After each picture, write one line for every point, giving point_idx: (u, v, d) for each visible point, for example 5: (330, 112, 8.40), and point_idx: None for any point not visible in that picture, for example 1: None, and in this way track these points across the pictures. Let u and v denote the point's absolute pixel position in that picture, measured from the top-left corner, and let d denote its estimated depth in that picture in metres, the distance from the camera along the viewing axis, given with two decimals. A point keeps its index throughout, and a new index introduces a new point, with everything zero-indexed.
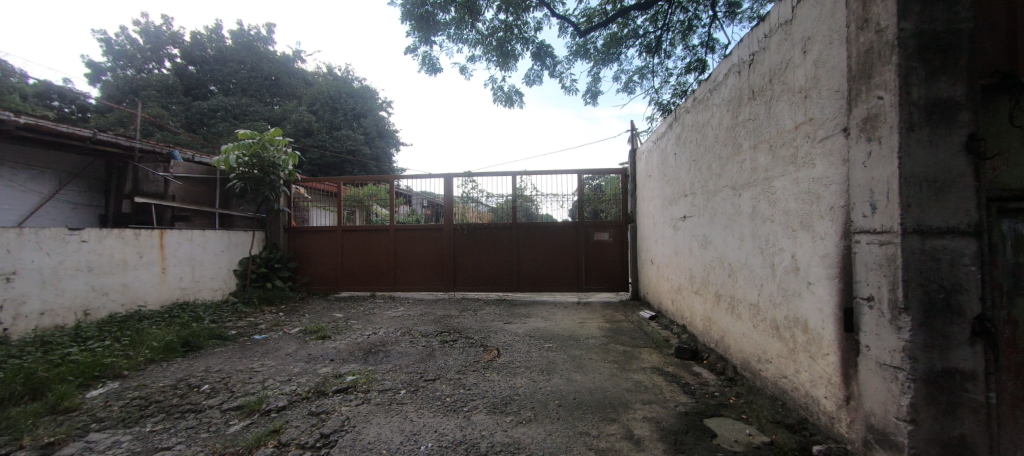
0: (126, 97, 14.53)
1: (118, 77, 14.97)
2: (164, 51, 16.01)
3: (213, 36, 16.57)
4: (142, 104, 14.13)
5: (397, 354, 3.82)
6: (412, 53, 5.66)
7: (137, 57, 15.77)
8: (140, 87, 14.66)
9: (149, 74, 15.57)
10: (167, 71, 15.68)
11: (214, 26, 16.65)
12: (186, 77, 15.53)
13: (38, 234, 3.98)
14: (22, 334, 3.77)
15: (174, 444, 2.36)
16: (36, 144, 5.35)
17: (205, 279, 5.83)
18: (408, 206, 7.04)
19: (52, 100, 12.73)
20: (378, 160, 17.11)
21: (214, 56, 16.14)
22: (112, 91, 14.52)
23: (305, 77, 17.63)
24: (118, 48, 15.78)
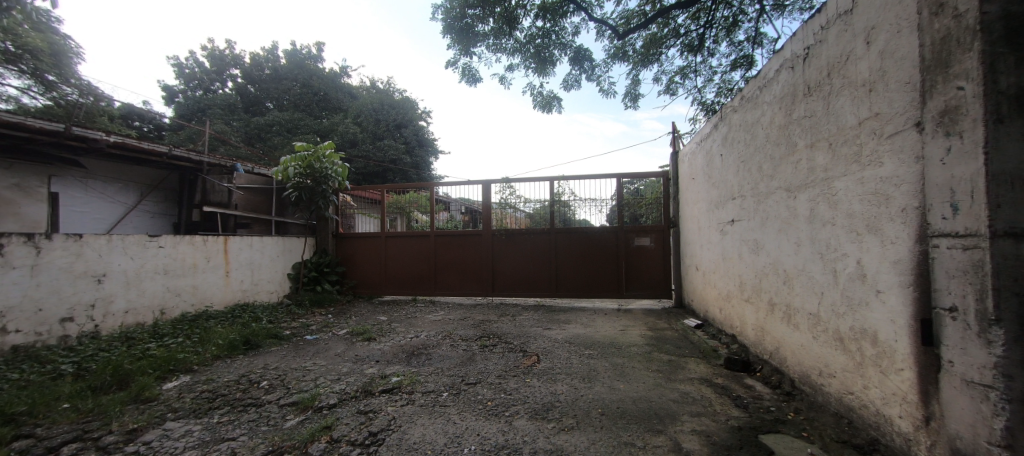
0: (195, 115, 16.01)
1: (189, 98, 16.55)
2: (227, 73, 17.43)
3: (270, 56, 17.86)
4: (208, 122, 15.50)
5: (440, 357, 3.89)
6: (452, 66, 5.81)
7: (204, 78, 17.31)
8: (207, 106, 16.10)
9: (214, 94, 17.03)
10: (230, 91, 17.09)
11: (269, 47, 17.92)
12: (245, 96, 16.84)
13: (125, 241, 4.42)
14: (111, 330, 4.20)
15: (238, 435, 2.53)
16: (123, 160, 5.97)
17: (263, 282, 6.25)
18: (448, 212, 7.18)
19: (135, 120, 14.26)
20: (417, 168, 17.71)
21: (270, 75, 17.37)
22: (184, 110, 16.07)
23: (351, 91, 18.59)
24: (188, 71, 17.37)
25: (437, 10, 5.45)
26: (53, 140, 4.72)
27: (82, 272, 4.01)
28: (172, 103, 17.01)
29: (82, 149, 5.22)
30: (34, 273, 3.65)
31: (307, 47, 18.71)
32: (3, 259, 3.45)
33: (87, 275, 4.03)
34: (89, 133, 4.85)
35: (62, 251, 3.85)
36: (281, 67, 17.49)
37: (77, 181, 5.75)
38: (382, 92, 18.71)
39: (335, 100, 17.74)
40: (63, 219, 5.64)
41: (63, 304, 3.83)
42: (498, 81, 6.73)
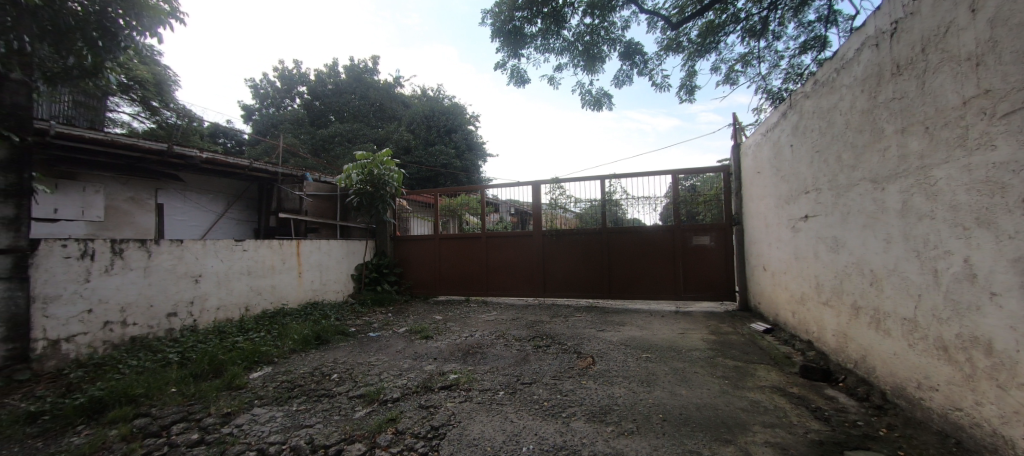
0: (270, 130, 17.69)
1: (265, 115, 18.32)
2: (295, 90, 18.98)
3: (331, 72, 19.22)
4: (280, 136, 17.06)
5: (495, 356, 3.95)
6: (502, 69, 5.89)
7: (276, 96, 19.05)
8: (278, 122, 17.71)
9: (284, 110, 18.67)
10: (298, 107, 18.65)
11: (331, 63, 19.27)
12: (311, 110, 18.25)
13: (216, 245, 4.95)
14: (206, 324, 4.73)
15: (314, 423, 2.75)
16: (214, 173, 6.70)
17: (330, 283, 6.72)
18: (497, 213, 7.31)
19: (221, 138, 16.05)
20: (467, 171, 18.19)
21: (332, 90, 18.69)
22: (261, 127, 17.83)
23: (403, 100, 19.50)
24: (263, 91, 19.20)
25: (486, 16, 5.58)
26: (159, 158, 5.41)
27: (183, 273, 4.54)
28: (250, 121, 18.91)
29: (181, 165, 5.93)
30: (147, 274, 4.19)
31: (363, 61, 19.88)
32: (124, 262, 4.00)
33: (187, 276, 4.57)
34: (186, 151, 5.50)
35: (167, 254, 4.39)
36: (342, 81, 18.73)
37: (177, 193, 6.50)
38: (432, 100, 19.42)
39: (390, 109, 18.71)
40: (168, 227, 6.39)
41: (168, 301, 4.37)
42: (548, 81, 6.73)
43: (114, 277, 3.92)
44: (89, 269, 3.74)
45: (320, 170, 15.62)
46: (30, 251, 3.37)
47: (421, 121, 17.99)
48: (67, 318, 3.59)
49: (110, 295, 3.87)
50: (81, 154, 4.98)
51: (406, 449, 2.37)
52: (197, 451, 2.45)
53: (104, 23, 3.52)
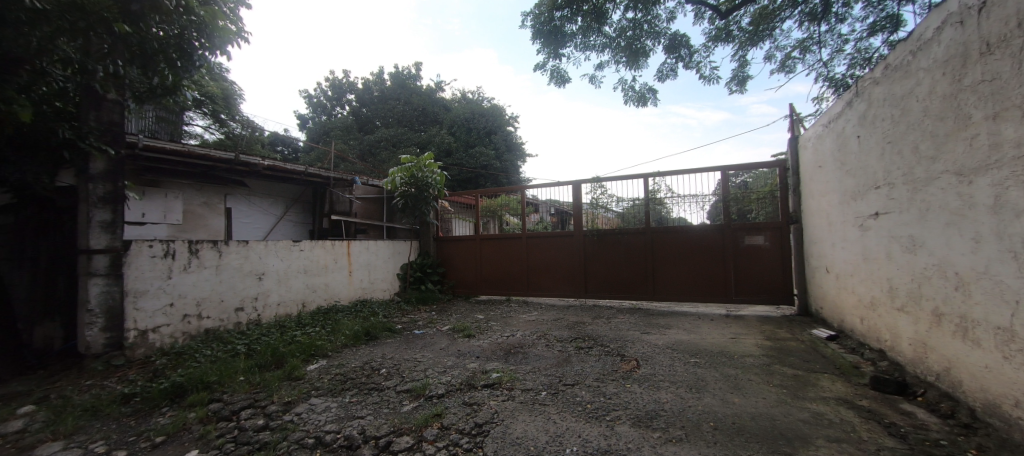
0: (323, 137, 18.85)
1: (318, 124, 19.55)
2: (344, 98, 20.06)
3: (377, 79, 20.13)
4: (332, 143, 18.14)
5: (536, 357, 3.95)
6: (542, 69, 5.89)
7: (328, 105, 20.25)
8: (330, 129, 18.83)
9: (335, 117, 19.80)
10: (347, 114, 19.71)
11: (377, 71, 20.18)
12: (358, 117, 19.22)
13: (277, 245, 5.32)
14: (268, 319, 5.11)
15: (365, 414, 2.89)
16: (274, 179, 7.23)
17: (378, 282, 7.03)
18: (537, 214, 7.32)
19: (280, 146, 17.34)
20: (507, 172, 18.41)
21: (378, 97, 19.56)
22: (315, 134, 19.06)
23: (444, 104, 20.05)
24: (316, 100, 20.47)
25: (527, 17, 5.61)
26: (227, 166, 5.92)
27: (249, 271, 4.93)
28: (305, 129, 20.24)
29: (246, 172, 6.45)
30: (218, 272, 4.59)
31: (407, 68, 20.64)
32: (199, 261, 4.41)
33: (252, 274, 4.95)
34: (250, 159, 5.98)
35: (236, 254, 4.79)
36: (386, 88, 19.57)
37: (243, 198, 7.06)
38: (472, 103, 19.82)
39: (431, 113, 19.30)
40: (236, 229, 6.96)
41: (236, 297, 4.76)
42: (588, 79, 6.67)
43: (192, 275, 4.32)
44: (171, 267, 4.16)
45: (367, 174, 16.41)
46: (123, 250, 3.81)
47: (461, 124, 18.41)
48: (154, 310, 4.01)
49: (188, 291, 4.27)
50: (163, 164, 5.55)
51: (451, 444, 2.43)
52: (262, 435, 2.66)
53: (182, 46, 3.90)
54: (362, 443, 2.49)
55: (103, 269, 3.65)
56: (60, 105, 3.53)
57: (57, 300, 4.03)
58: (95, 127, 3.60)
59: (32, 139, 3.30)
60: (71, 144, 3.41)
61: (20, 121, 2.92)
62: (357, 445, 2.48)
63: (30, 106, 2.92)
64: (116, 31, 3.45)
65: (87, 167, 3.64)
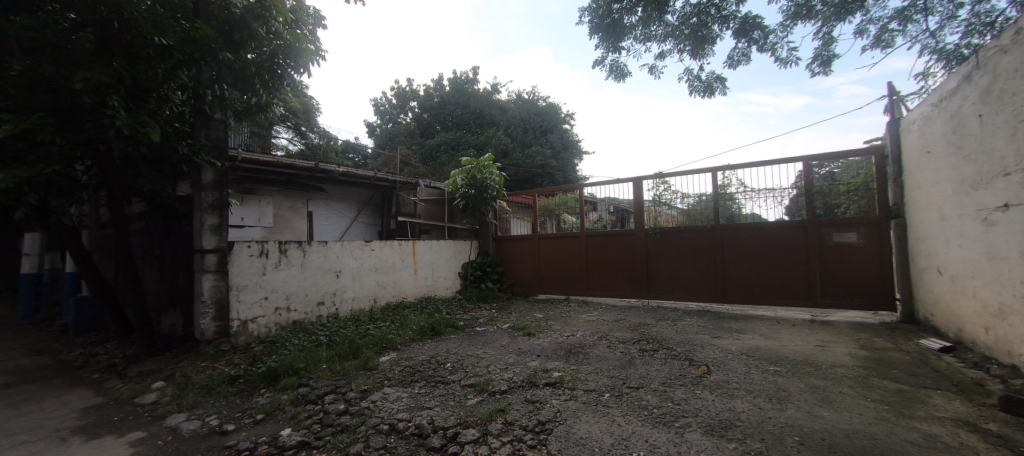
0: (388, 144, 20.11)
1: (384, 131, 20.89)
2: (407, 105, 21.21)
3: (436, 85, 21.01)
4: (397, 148, 19.30)
5: (598, 357, 3.89)
6: (600, 64, 5.77)
7: (392, 113, 21.53)
8: (394, 136, 20.04)
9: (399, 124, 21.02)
10: (409, 120, 20.83)
11: (436, 78, 21.08)
12: (420, 123, 20.19)
13: (352, 245, 5.75)
14: (345, 313, 5.56)
15: (433, 405, 3.04)
16: (347, 184, 7.84)
17: (440, 280, 7.34)
18: (596, 212, 7.21)
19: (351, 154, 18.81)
20: (563, 171, 18.37)
21: (438, 102, 20.44)
22: (382, 141, 20.40)
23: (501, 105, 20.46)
24: (381, 108, 21.85)
25: (584, 13, 5.53)
26: (308, 174, 6.53)
27: (328, 269, 5.39)
28: (372, 136, 21.71)
29: (324, 178, 7.06)
30: (303, 269, 5.07)
31: (465, 73, 21.31)
32: (288, 260, 4.90)
33: (331, 272, 5.42)
34: (328, 166, 6.54)
35: (318, 253, 5.25)
36: (445, 93, 20.35)
37: (322, 202, 7.73)
38: (527, 103, 19.99)
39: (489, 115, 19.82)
40: (317, 231, 7.62)
41: (318, 292, 5.24)
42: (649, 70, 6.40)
43: (282, 272, 4.82)
44: (266, 265, 4.68)
45: (429, 176, 17.21)
46: (228, 250, 4.36)
47: (517, 125, 18.67)
48: (253, 303, 4.55)
49: (279, 286, 4.78)
50: (257, 174, 6.26)
51: (515, 440, 2.47)
52: (344, 419, 2.91)
53: (273, 68, 4.38)
54: (431, 433, 2.63)
55: (213, 266, 4.22)
56: (181, 126, 4.13)
57: (178, 292, 4.72)
58: (206, 144, 4.16)
59: (159, 156, 3.89)
60: (189, 159, 3.97)
61: (152, 141, 3.46)
62: (427, 434, 2.61)
63: (156, 128, 3.44)
64: (220, 59, 3.95)
65: (200, 178, 4.23)
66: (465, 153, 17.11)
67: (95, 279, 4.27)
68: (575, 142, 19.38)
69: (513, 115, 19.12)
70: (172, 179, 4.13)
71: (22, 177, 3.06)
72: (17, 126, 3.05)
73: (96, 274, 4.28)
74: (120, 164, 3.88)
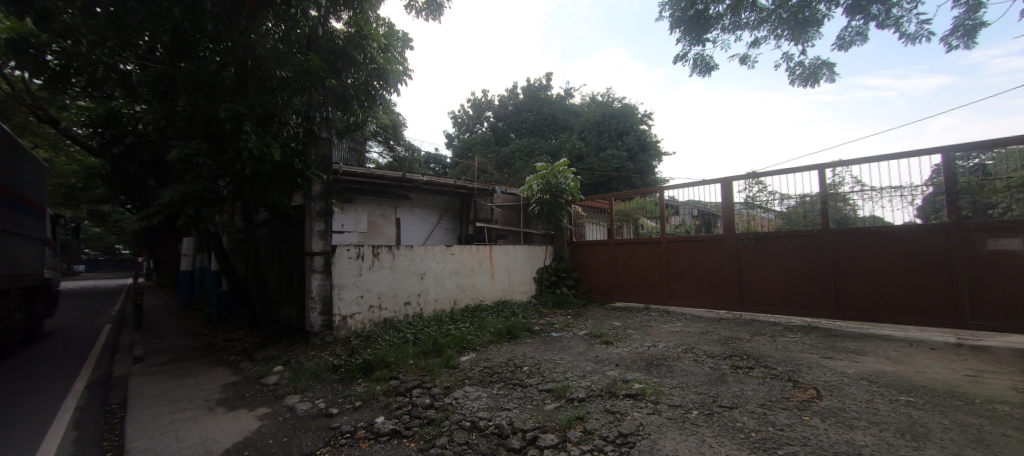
0: (466, 153, 21.21)
1: (462, 141, 22.10)
2: (482, 116, 22.20)
3: (510, 95, 21.72)
4: (474, 157, 20.28)
5: (683, 371, 3.66)
6: (683, 60, 5.47)
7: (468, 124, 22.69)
8: (472, 145, 21.10)
9: (475, 134, 22.06)
10: (485, 130, 21.75)
11: (511, 88, 21.79)
12: (495, 132, 20.95)
13: (434, 249, 6.12)
14: (428, 313, 5.93)
15: (512, 407, 3.11)
16: (432, 192, 8.42)
17: (516, 284, 7.53)
18: (678, 216, 6.91)
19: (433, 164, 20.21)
20: (641, 174, 17.71)
21: (512, 111, 21.08)
22: (460, 151, 21.62)
23: (575, 110, 20.43)
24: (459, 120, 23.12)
25: (665, 8, 5.31)
26: (397, 184, 7.13)
27: (414, 271, 5.80)
28: (451, 146, 23.00)
29: (410, 187, 7.64)
30: (393, 271, 5.52)
31: (538, 80, 21.73)
32: (380, 262, 5.37)
33: (416, 274, 5.83)
34: (413, 176, 7.04)
35: (405, 256, 5.68)
36: (519, 102, 20.94)
37: (408, 209, 8.33)
38: (601, 106, 19.70)
39: (563, 121, 19.91)
40: (405, 236, 8.27)
41: (405, 292, 5.66)
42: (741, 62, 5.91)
43: (375, 273, 5.31)
44: (362, 267, 5.18)
45: (504, 183, 17.75)
46: (331, 253, 4.91)
47: (591, 128, 18.48)
48: (351, 301, 5.06)
49: (372, 286, 5.27)
50: (355, 184, 6.97)
51: (596, 449, 2.41)
52: (429, 412, 3.11)
53: (368, 89, 4.87)
54: (511, 434, 2.69)
55: (320, 267, 4.80)
56: (295, 145, 4.78)
57: (292, 289, 5.45)
58: (315, 160, 4.75)
59: (279, 172, 4.53)
60: (302, 173, 4.56)
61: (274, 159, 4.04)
62: (507, 435, 2.68)
63: (276, 147, 4.01)
64: (327, 85, 4.49)
65: (310, 190, 4.83)
66: (539, 159, 17.37)
67: (231, 277, 5.11)
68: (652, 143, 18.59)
69: (587, 118, 18.98)
70: (288, 192, 4.78)
71: (182, 192, 3.77)
72: (181, 152, 3.78)
73: (233, 272, 5.12)
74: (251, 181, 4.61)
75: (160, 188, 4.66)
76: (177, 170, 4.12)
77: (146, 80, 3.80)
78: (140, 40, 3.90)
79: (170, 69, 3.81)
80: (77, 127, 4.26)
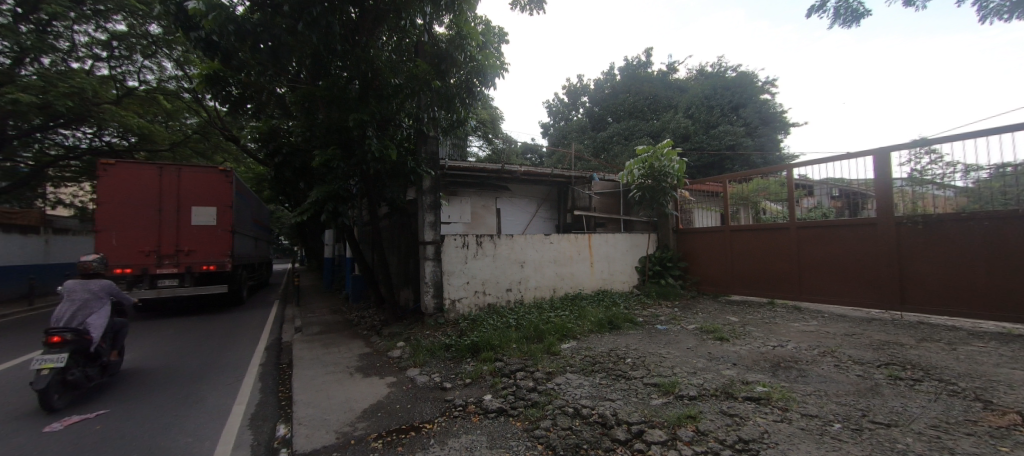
0: (561, 141, 21.25)
1: (557, 129, 22.17)
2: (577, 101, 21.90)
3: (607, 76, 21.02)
4: (570, 144, 20.20)
5: (820, 377, 3.18)
6: (820, 11, 4.58)
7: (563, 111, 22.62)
8: (567, 133, 21.03)
9: (570, 120, 21.90)
10: (580, 116, 21.44)
11: (607, 69, 21.09)
12: (591, 117, 20.46)
13: (532, 238, 6.26)
14: (529, 300, 6.14)
15: (616, 398, 3.06)
16: (531, 182, 8.58)
17: (617, 273, 7.34)
18: (813, 198, 6.04)
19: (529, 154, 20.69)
20: (762, 150, 15.82)
21: (609, 93, 20.41)
22: (555, 139, 21.74)
23: (679, 85, 18.98)
24: (553, 108, 23.13)
25: None
26: (496, 176, 7.45)
27: (514, 259, 6.02)
28: (545, 136, 23.21)
29: (510, 178, 7.92)
30: (494, 259, 5.82)
31: (637, 58, 20.63)
32: (483, 250, 5.70)
33: (517, 262, 6.05)
34: (511, 167, 7.26)
35: (505, 245, 5.93)
36: (617, 83, 20.21)
37: (508, 200, 8.59)
38: (711, 78, 17.93)
39: (666, 98, 18.61)
40: (505, 226, 8.55)
41: (507, 279, 5.93)
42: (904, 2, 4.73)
43: (478, 261, 5.67)
44: (467, 255, 5.56)
45: (601, 169, 17.34)
46: (440, 242, 5.36)
47: (699, 104, 17.04)
48: (458, 286, 5.49)
49: (477, 273, 5.64)
50: (460, 177, 7.47)
51: (711, 451, 2.23)
52: (533, 395, 3.24)
53: (469, 87, 5.14)
54: (615, 425, 2.64)
55: (432, 255, 5.30)
56: (408, 145, 5.30)
57: (409, 275, 6.13)
58: (424, 158, 5.18)
59: (396, 170, 5.07)
60: (413, 171, 5.03)
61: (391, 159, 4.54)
62: (611, 425, 2.64)
63: (393, 148, 4.48)
64: (433, 86, 4.85)
65: (421, 185, 5.32)
66: (638, 142, 16.58)
67: (362, 263, 5.94)
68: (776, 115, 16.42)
69: (694, 94, 17.58)
70: (404, 187, 5.34)
71: (324, 191, 4.49)
72: (323, 158, 4.48)
73: (364, 259, 5.95)
74: (375, 180, 5.25)
75: (308, 189, 5.60)
76: (320, 173, 4.89)
77: (295, 100, 4.56)
78: (290, 66, 4.69)
79: (312, 89, 4.49)
80: (251, 143, 5.35)
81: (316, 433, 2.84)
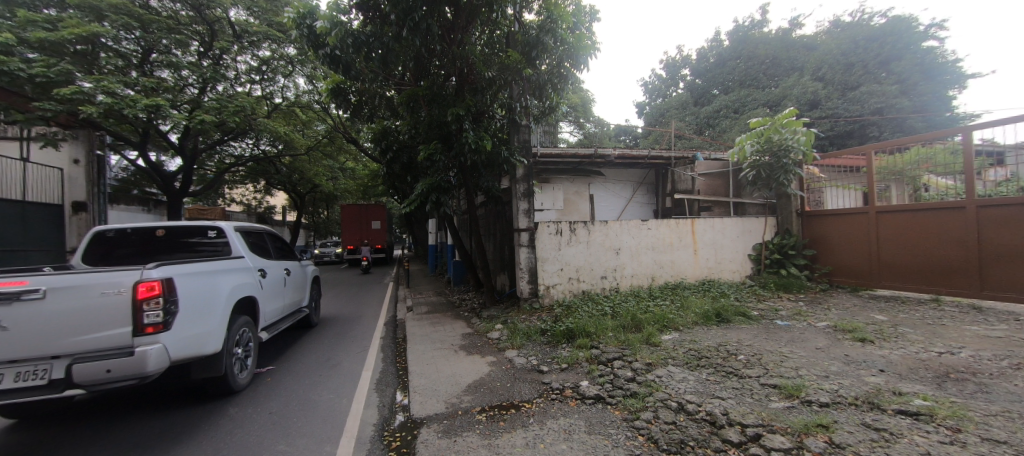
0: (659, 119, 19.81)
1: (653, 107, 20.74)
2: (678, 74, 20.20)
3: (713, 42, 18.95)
4: (669, 122, 18.75)
5: (1011, 396, 2.54)
6: None
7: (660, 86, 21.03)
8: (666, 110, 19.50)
9: (669, 96, 20.31)
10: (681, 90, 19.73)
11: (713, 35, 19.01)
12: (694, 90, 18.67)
13: (628, 224, 6.04)
14: (625, 288, 5.97)
15: (727, 396, 2.85)
16: (625, 165, 8.21)
17: (726, 262, 6.71)
18: (1006, 167, 4.82)
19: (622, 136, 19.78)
20: (922, 111, 12.86)
21: (715, 62, 18.42)
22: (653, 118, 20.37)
23: (806, 43, 16.29)
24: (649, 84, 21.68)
25: None
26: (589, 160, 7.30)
27: (609, 246, 5.88)
28: (641, 115, 21.76)
29: (603, 162, 7.68)
30: (588, 246, 5.76)
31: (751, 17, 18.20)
32: (576, 237, 5.69)
33: (612, 249, 5.90)
34: (605, 151, 7.00)
35: (599, 232, 5.81)
36: (725, 49, 18.13)
37: (601, 184, 8.33)
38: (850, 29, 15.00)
39: (788, 60, 16.14)
40: (598, 212, 8.35)
41: (602, 267, 5.84)
42: None
43: (572, 248, 5.67)
44: (560, 242, 5.60)
45: (706, 147, 15.78)
46: (534, 229, 5.49)
47: (832, 62, 14.46)
48: (552, 272, 5.58)
49: (571, 260, 5.65)
50: (552, 164, 7.50)
51: None
52: (633, 385, 3.17)
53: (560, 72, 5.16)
54: (726, 425, 2.46)
55: (526, 242, 5.46)
56: (501, 135, 5.45)
57: (505, 260, 6.42)
58: (516, 146, 5.29)
59: (490, 160, 5.27)
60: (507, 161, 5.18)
61: (486, 150, 4.76)
62: (722, 425, 2.46)
63: (488, 139, 4.67)
64: (523, 73, 4.91)
65: (515, 173, 5.46)
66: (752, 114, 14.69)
67: (462, 250, 6.39)
68: (945, 65, 13.08)
69: (825, 51, 14.86)
70: (499, 176, 5.55)
71: (428, 183, 4.91)
72: (426, 152, 4.89)
73: (463, 246, 6.39)
74: (472, 171, 5.53)
75: (413, 181, 6.17)
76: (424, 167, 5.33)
77: (402, 100, 5.04)
78: (397, 70, 5.19)
79: (416, 89, 4.88)
80: (369, 145, 6.12)
81: (428, 401, 3.20)
